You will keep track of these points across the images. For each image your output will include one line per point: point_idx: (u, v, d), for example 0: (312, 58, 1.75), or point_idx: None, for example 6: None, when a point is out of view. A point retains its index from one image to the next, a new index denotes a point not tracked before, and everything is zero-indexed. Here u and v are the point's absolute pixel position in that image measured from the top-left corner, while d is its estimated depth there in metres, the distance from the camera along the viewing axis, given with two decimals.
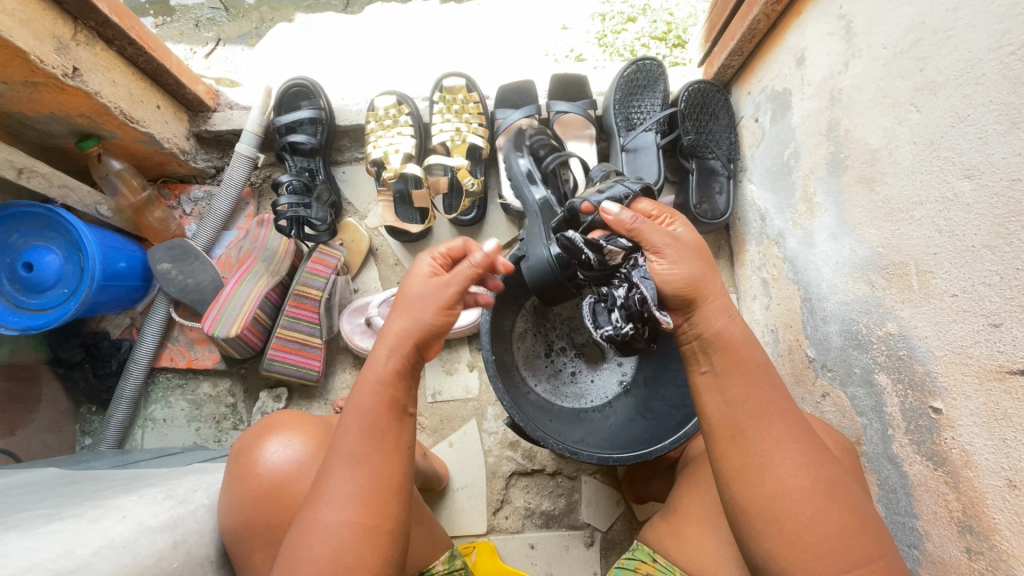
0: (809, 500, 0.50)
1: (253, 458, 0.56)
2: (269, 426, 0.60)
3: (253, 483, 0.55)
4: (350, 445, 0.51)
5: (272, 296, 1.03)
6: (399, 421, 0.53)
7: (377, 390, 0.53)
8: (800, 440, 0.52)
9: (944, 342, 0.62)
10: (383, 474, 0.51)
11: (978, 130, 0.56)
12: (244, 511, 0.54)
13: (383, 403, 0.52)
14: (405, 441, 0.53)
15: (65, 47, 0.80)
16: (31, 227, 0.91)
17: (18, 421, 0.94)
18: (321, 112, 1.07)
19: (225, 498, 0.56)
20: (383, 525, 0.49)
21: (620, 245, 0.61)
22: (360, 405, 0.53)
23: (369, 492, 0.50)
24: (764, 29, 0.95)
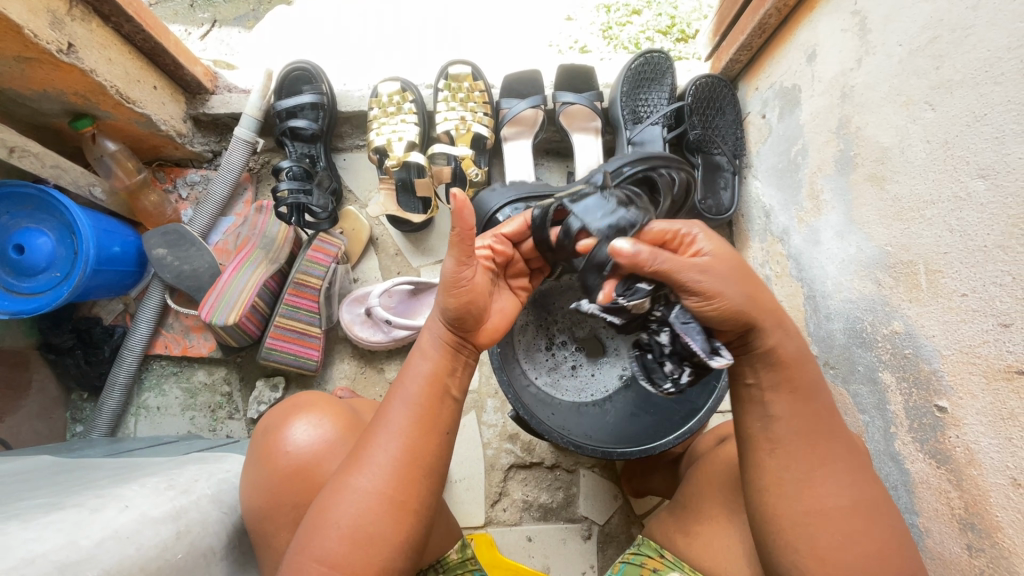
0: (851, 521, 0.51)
1: (282, 437, 0.57)
2: (294, 406, 0.61)
3: (284, 462, 0.56)
4: (392, 419, 0.52)
5: (270, 284, 1.01)
6: (442, 400, 0.54)
7: (425, 363, 0.55)
8: (845, 466, 0.53)
9: (951, 342, 0.62)
10: (419, 452, 0.51)
11: (994, 130, 0.56)
12: (272, 485, 0.55)
13: (426, 378, 0.54)
14: (443, 422, 0.53)
15: (61, 21, 0.77)
16: (22, 208, 0.88)
17: (6, 408, 0.92)
18: (324, 98, 1.05)
19: (253, 475, 0.57)
20: (409, 500, 0.50)
21: (642, 290, 0.51)
22: (407, 378, 0.54)
23: (404, 466, 0.50)
24: (774, 24, 0.94)
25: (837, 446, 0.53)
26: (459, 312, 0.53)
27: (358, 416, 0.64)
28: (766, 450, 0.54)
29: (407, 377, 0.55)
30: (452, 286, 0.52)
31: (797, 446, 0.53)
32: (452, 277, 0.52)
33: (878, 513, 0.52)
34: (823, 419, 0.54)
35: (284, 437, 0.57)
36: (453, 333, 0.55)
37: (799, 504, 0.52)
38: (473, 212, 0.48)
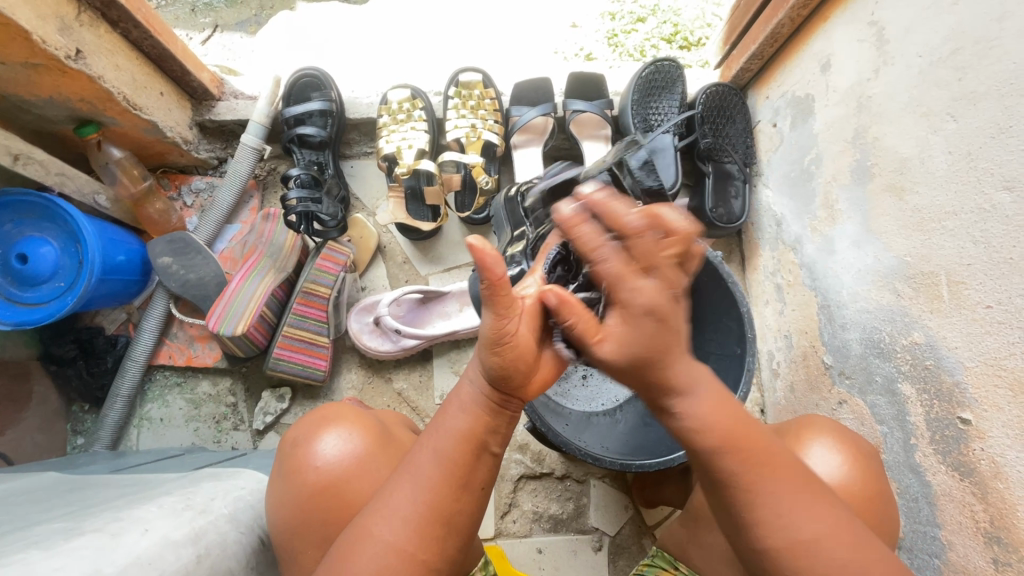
0: (837, 540, 0.46)
1: (313, 451, 0.56)
2: (326, 417, 0.59)
3: (314, 477, 0.54)
4: (420, 471, 0.49)
5: (278, 293, 1.00)
6: (477, 458, 0.49)
7: (462, 418, 0.49)
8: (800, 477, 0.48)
9: (976, 354, 0.62)
10: (445, 511, 0.48)
11: (1020, 142, 0.56)
12: (302, 504, 0.54)
13: (463, 432, 0.48)
14: (477, 479, 0.49)
15: (69, 27, 0.76)
16: (26, 217, 0.86)
17: (7, 420, 0.90)
18: (332, 105, 1.04)
19: (279, 488, 0.56)
20: (431, 559, 0.48)
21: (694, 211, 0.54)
22: (439, 427, 0.50)
23: (428, 525, 0.48)
24: (787, 33, 0.95)
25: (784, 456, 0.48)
26: (505, 371, 0.46)
27: (387, 430, 0.63)
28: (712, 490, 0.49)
29: (440, 424, 0.50)
30: (494, 343, 0.44)
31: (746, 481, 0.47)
32: (493, 331, 0.44)
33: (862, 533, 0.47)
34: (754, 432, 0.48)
35: (313, 451, 0.56)
36: (495, 391, 0.49)
37: (778, 536, 0.46)
38: (499, 259, 0.39)
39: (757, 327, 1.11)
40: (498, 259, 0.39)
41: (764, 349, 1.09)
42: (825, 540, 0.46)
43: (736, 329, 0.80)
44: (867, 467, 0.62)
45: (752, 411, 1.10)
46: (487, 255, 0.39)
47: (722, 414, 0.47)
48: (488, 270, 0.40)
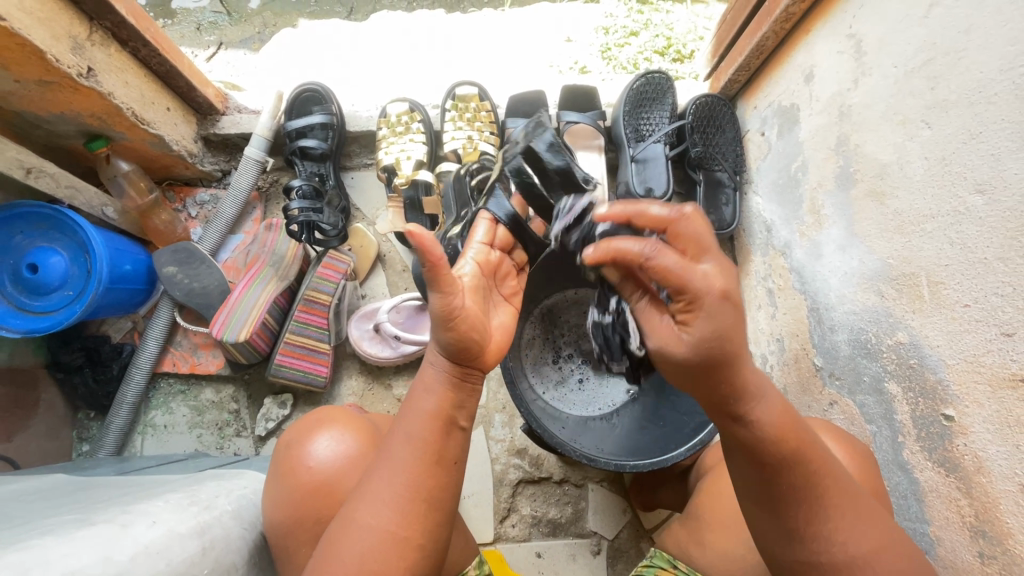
0: (888, 557, 0.46)
1: (305, 452, 0.58)
2: (317, 420, 0.62)
3: (307, 477, 0.56)
4: (396, 452, 0.51)
5: (280, 301, 1.02)
6: (448, 433, 0.52)
7: (429, 397, 0.52)
8: (852, 489, 0.48)
9: (956, 351, 0.64)
10: (424, 489, 0.50)
11: (990, 147, 0.59)
12: (295, 504, 0.55)
13: (432, 411, 0.51)
14: (450, 454, 0.52)
15: (81, 47, 0.80)
16: (37, 228, 0.89)
17: (14, 427, 0.92)
18: (333, 118, 1.08)
19: (275, 490, 0.58)
20: (416, 538, 0.49)
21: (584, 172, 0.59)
22: (410, 411, 0.52)
23: (410, 504, 0.49)
24: (772, 45, 0.98)
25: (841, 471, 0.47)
26: (458, 343, 0.50)
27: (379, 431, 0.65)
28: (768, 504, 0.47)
29: (411, 408, 0.52)
30: (446, 318, 0.48)
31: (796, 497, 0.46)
32: (444, 310, 0.48)
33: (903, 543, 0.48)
34: (811, 440, 0.46)
35: (306, 452, 0.58)
36: (458, 365, 0.52)
37: (836, 552, 0.46)
38: (435, 242, 0.43)
39: (750, 331, 1.13)
40: (433, 242, 0.43)
41: (757, 353, 1.10)
42: (876, 554, 0.46)
43: None
44: (865, 467, 0.63)
45: None
46: (425, 241, 0.43)
47: (790, 436, 0.45)
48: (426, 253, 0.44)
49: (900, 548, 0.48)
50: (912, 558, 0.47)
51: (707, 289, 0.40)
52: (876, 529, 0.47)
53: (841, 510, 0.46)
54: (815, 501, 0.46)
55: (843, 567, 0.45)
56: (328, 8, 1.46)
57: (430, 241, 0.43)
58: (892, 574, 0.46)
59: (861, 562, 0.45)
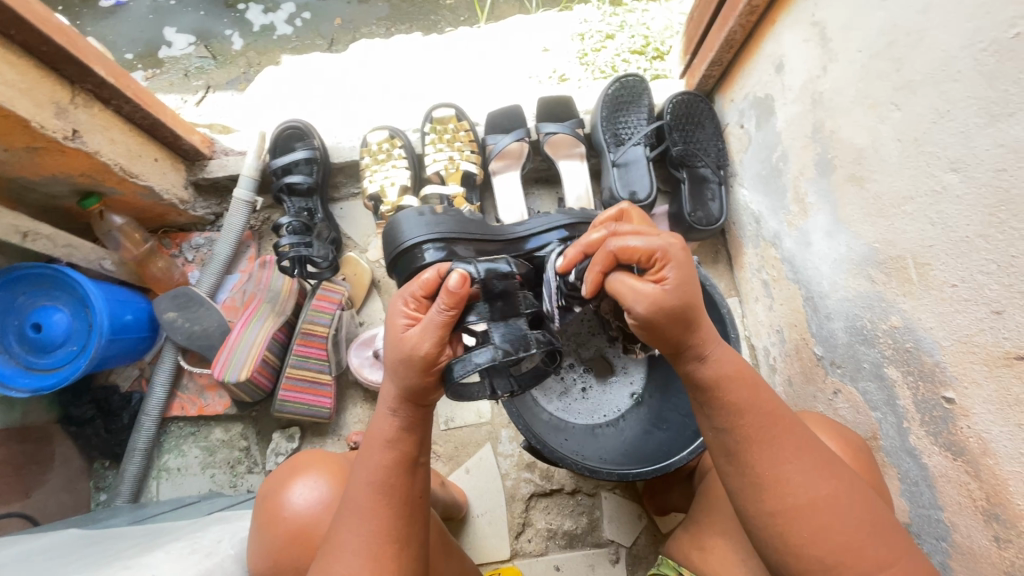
0: (863, 516, 0.50)
1: (285, 499, 0.58)
2: (294, 466, 0.62)
3: (289, 523, 0.56)
4: (360, 499, 0.52)
5: (279, 337, 1.04)
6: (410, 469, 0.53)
7: (387, 446, 0.52)
8: (811, 443, 0.52)
9: (949, 332, 0.63)
10: (395, 530, 0.51)
11: (959, 125, 0.58)
12: (279, 551, 0.55)
13: (392, 458, 0.52)
14: (416, 490, 0.54)
15: (65, 111, 0.82)
16: (38, 287, 0.92)
17: (32, 483, 0.94)
18: (316, 152, 1.10)
19: (259, 537, 0.57)
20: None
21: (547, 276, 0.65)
22: (367, 461, 0.52)
23: (382, 548, 0.50)
24: (740, 39, 0.98)
25: (807, 433, 0.53)
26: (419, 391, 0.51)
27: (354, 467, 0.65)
28: (723, 456, 0.54)
29: (368, 456, 0.53)
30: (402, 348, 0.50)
31: (754, 444, 0.51)
32: (419, 358, 0.48)
33: (871, 498, 0.51)
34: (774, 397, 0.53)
35: (284, 501, 0.58)
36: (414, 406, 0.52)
37: (793, 493, 0.50)
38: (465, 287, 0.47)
39: (750, 324, 1.12)
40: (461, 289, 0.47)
41: (760, 346, 1.09)
42: (828, 498, 0.50)
43: (720, 329, 0.81)
44: (852, 461, 0.62)
45: None
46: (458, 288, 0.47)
47: (754, 401, 0.52)
48: (450, 292, 0.46)
49: (860, 494, 0.51)
50: (869, 505, 0.50)
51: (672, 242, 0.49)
52: (840, 484, 0.50)
53: (796, 457, 0.50)
54: (770, 452, 0.51)
55: (805, 510, 0.49)
56: (309, 42, 1.55)
57: (461, 285, 0.46)
58: (853, 523, 0.49)
59: (819, 501, 0.49)
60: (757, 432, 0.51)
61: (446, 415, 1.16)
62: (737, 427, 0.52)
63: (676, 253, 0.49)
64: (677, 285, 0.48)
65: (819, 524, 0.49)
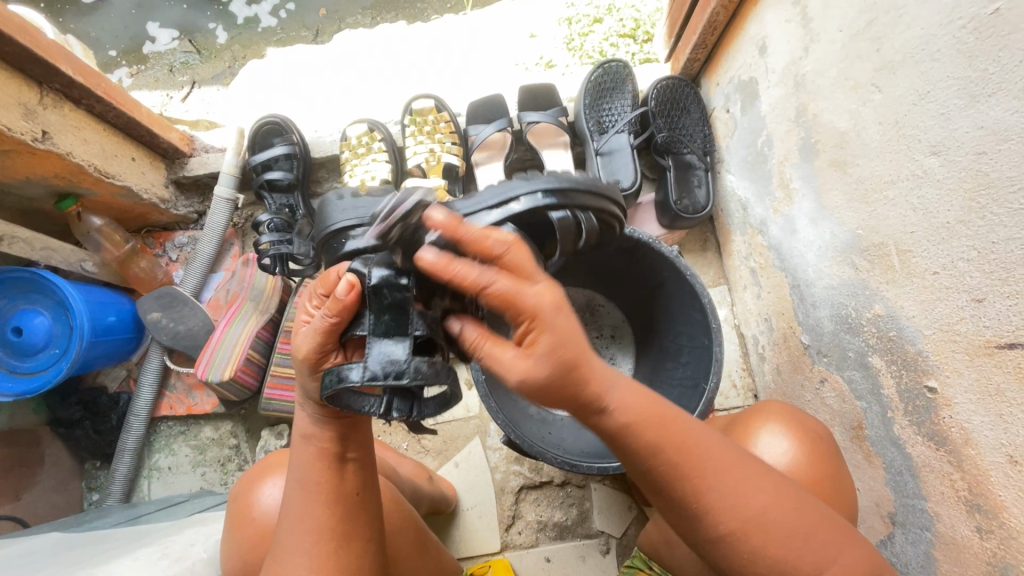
0: (801, 517, 0.48)
1: (252, 501, 0.57)
2: (262, 468, 0.62)
3: (254, 525, 0.56)
4: (293, 501, 0.50)
5: (263, 335, 1.03)
6: (337, 467, 0.50)
7: (309, 442, 0.50)
8: (734, 454, 0.48)
9: (930, 321, 0.61)
10: (333, 527, 0.49)
11: (939, 107, 0.56)
12: (241, 553, 0.55)
13: (315, 454, 0.49)
14: (347, 487, 0.50)
15: (33, 112, 0.81)
16: (18, 291, 0.91)
17: (21, 485, 0.95)
18: (295, 148, 1.08)
19: (228, 539, 0.57)
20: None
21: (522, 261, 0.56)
22: (296, 459, 0.50)
23: (321, 546, 0.48)
24: (724, 20, 0.95)
25: (727, 442, 0.48)
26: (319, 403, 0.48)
27: None
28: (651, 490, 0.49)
29: (297, 454, 0.50)
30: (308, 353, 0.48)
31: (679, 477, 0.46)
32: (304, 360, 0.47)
33: (799, 488, 0.50)
34: (691, 423, 0.47)
35: (251, 503, 0.57)
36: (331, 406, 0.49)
37: (730, 519, 0.47)
38: (351, 293, 0.43)
39: (738, 312, 1.11)
40: (349, 292, 0.43)
41: (749, 334, 1.08)
42: (766, 514, 0.47)
43: (702, 320, 0.80)
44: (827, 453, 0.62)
45: (745, 398, 1.09)
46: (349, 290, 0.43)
47: (669, 436, 0.45)
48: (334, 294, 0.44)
49: (791, 495, 0.49)
50: (802, 501, 0.48)
51: (543, 303, 0.37)
52: (771, 490, 0.48)
53: (725, 483, 0.46)
54: (697, 488, 0.46)
55: (743, 530, 0.47)
56: (294, 33, 1.52)
57: (350, 285, 0.43)
58: (790, 528, 0.47)
59: (757, 517, 0.47)
60: (681, 469, 0.46)
61: (435, 409, 1.16)
62: (657, 466, 0.46)
63: (551, 314, 0.38)
64: (548, 356, 0.38)
65: (761, 541, 0.47)
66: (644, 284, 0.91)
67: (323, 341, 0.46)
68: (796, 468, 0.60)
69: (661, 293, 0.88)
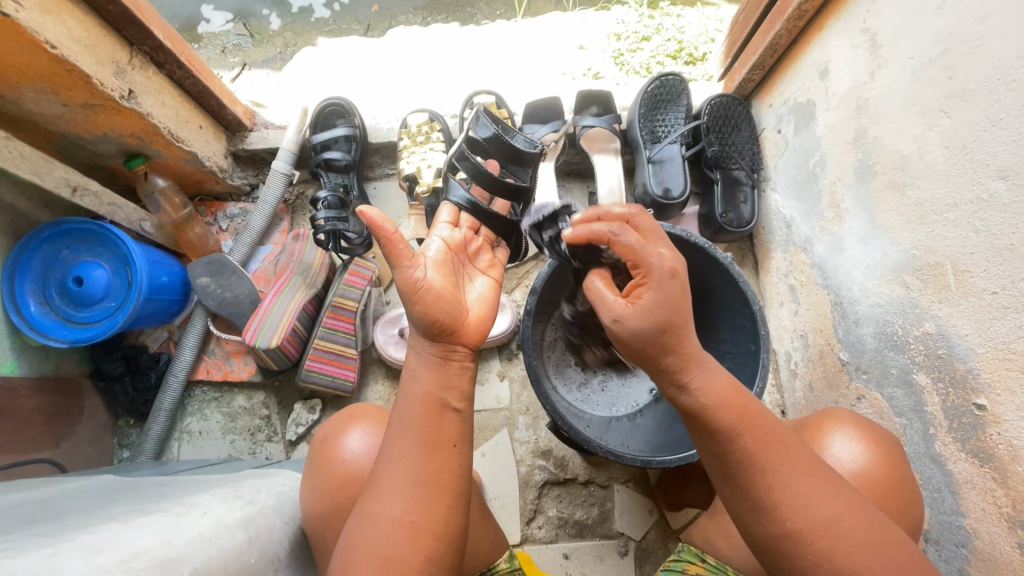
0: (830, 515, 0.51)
1: (338, 446, 0.61)
2: (350, 416, 0.65)
3: (339, 470, 0.59)
4: (394, 441, 0.53)
5: (309, 308, 1.05)
6: (438, 413, 0.54)
7: (416, 383, 0.54)
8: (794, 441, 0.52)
9: (985, 339, 0.63)
10: (426, 473, 0.52)
11: (1011, 134, 0.59)
12: (330, 491, 0.58)
13: (425, 396, 0.54)
14: (445, 435, 0.53)
15: (123, 71, 0.84)
16: (81, 243, 0.94)
17: (62, 433, 0.96)
18: (356, 131, 1.11)
19: (314, 480, 0.60)
20: (425, 523, 0.50)
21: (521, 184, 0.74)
22: (403, 399, 0.54)
23: (416, 491, 0.51)
24: (785, 44, 0.99)
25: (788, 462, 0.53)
26: (428, 319, 0.53)
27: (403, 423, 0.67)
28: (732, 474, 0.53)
29: (404, 397, 0.54)
30: (414, 292, 0.53)
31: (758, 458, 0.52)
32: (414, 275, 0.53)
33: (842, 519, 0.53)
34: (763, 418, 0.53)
35: (341, 446, 0.61)
36: (436, 346, 0.55)
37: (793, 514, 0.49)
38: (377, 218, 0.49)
39: (772, 328, 1.13)
40: (377, 225, 0.49)
41: (782, 350, 1.10)
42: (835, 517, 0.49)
43: (750, 325, 0.82)
44: (881, 453, 0.63)
45: (772, 413, 1.10)
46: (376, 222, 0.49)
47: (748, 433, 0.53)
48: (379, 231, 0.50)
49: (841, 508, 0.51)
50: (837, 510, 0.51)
51: (660, 267, 0.51)
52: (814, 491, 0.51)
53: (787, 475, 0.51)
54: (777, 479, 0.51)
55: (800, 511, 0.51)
56: (345, 26, 1.56)
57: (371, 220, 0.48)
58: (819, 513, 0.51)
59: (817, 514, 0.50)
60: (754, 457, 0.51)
61: None
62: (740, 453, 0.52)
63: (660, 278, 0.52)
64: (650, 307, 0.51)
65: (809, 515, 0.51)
66: (689, 289, 0.93)
67: (397, 249, 0.51)
68: (863, 471, 0.61)
69: (707, 299, 0.91)
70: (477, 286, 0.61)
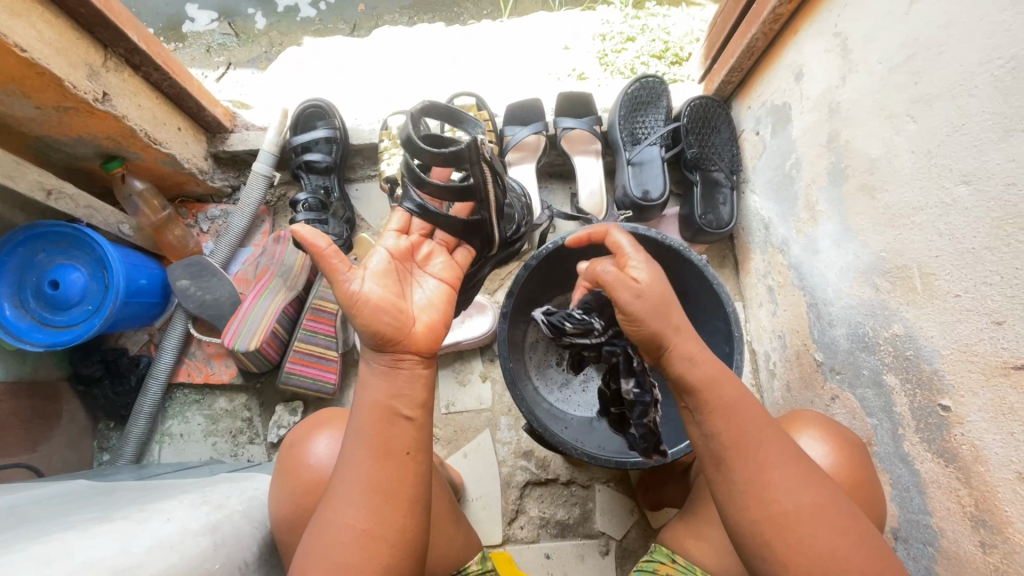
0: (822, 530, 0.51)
1: (304, 452, 0.61)
2: (316, 422, 0.65)
3: (303, 476, 0.59)
4: (350, 449, 0.53)
5: (289, 311, 1.05)
6: (391, 421, 0.54)
7: (371, 390, 0.55)
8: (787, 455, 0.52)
9: (949, 341, 0.64)
10: (381, 482, 0.52)
11: (973, 139, 0.60)
12: (294, 498, 0.58)
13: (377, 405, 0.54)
14: (398, 444, 0.53)
15: (97, 73, 0.84)
16: (57, 246, 0.93)
17: (40, 437, 0.96)
18: (337, 132, 1.11)
19: (281, 487, 0.60)
20: (380, 531, 0.51)
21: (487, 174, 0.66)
22: (358, 407, 0.54)
23: (370, 499, 0.51)
24: (762, 46, 0.99)
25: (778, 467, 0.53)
26: (370, 328, 0.53)
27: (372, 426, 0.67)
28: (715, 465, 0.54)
29: (359, 405, 0.55)
30: (350, 304, 0.53)
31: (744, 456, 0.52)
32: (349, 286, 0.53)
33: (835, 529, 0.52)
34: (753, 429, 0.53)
35: (307, 452, 0.61)
36: (387, 355, 0.55)
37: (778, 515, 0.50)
38: (309, 235, 0.51)
39: (752, 329, 1.14)
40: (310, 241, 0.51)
41: (761, 350, 1.11)
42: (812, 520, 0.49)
43: (724, 327, 0.82)
44: (847, 454, 0.64)
45: None
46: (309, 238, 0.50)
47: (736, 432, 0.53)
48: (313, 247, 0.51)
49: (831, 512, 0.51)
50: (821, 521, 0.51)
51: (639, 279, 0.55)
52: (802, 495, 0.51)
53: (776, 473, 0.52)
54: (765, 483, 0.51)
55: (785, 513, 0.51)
56: (331, 26, 1.55)
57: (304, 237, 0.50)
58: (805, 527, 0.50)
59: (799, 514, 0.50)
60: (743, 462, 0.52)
61: (447, 399, 1.18)
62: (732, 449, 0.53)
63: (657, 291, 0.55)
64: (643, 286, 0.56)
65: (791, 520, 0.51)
66: None
67: (329, 263, 0.52)
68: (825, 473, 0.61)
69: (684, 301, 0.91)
70: (425, 290, 0.59)
